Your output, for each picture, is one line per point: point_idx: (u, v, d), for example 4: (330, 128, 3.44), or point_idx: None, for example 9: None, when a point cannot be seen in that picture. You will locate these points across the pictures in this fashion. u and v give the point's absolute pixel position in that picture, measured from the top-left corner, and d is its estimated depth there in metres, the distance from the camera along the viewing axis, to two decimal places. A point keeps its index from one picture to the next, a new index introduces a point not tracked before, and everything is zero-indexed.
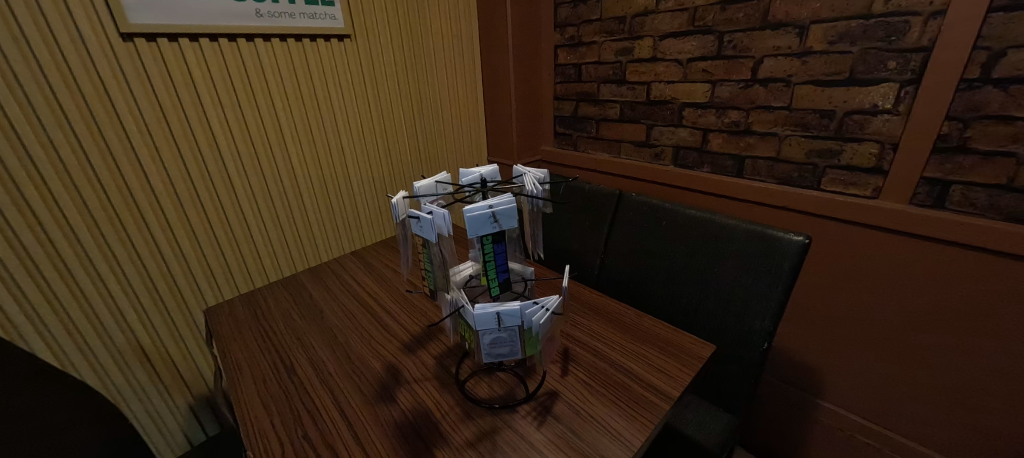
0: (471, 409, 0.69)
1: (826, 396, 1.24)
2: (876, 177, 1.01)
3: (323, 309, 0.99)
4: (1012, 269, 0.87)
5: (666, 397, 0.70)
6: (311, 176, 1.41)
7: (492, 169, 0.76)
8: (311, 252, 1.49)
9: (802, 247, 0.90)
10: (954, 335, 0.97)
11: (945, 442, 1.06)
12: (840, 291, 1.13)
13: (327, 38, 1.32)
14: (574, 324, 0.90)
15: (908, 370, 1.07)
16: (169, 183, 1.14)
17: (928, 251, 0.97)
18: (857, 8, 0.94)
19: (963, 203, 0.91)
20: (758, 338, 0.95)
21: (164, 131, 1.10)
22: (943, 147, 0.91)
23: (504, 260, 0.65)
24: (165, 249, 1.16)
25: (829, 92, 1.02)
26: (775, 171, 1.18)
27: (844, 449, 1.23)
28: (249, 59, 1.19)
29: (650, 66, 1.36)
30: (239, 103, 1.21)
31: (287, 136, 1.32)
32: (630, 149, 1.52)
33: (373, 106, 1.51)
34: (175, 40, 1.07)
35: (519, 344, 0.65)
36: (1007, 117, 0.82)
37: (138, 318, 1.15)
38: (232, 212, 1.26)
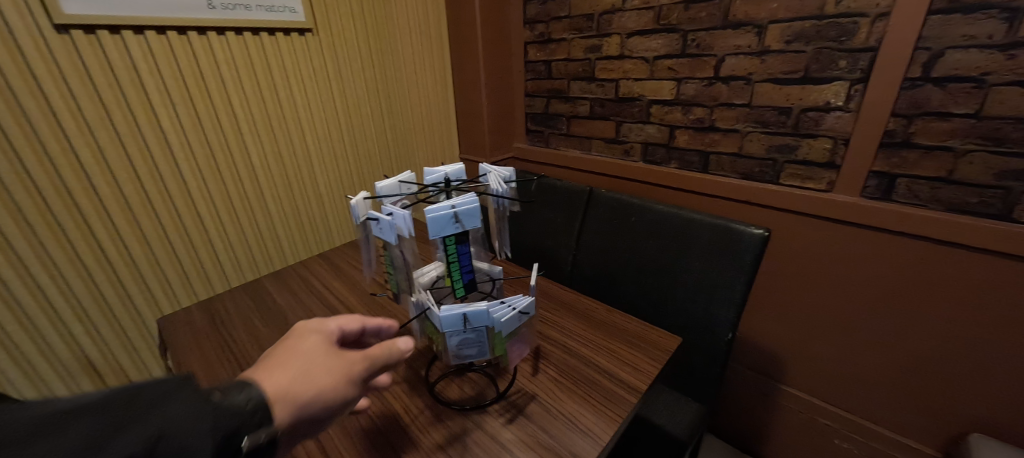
0: (441, 411, 0.68)
1: (788, 381, 1.30)
2: (830, 172, 1.06)
3: (287, 314, 0.95)
4: (952, 256, 0.93)
5: (634, 391, 0.71)
6: (273, 177, 1.36)
7: (457, 168, 0.76)
8: (276, 255, 1.43)
9: (763, 240, 0.94)
10: (903, 319, 1.04)
11: (896, 419, 1.12)
12: (800, 281, 1.18)
13: (286, 32, 1.27)
14: (545, 322, 0.90)
15: (863, 353, 1.12)
16: (116, 187, 1.07)
17: (879, 241, 1.02)
18: (811, 9, 0.98)
19: (907, 195, 0.97)
20: (724, 328, 0.98)
21: (108, 131, 1.03)
22: (890, 142, 0.96)
23: (469, 260, 0.64)
24: (113, 256, 1.09)
25: (786, 89, 1.06)
26: (737, 166, 1.22)
27: (806, 431, 1.30)
28: (202, 54, 1.13)
29: (618, 63, 1.37)
30: (192, 100, 1.14)
31: (246, 135, 1.27)
32: (600, 146, 1.53)
33: (338, 104, 1.47)
34: (117, 32, 1.00)
35: (487, 344, 0.66)
36: (945, 114, 0.88)
37: (85, 330, 1.08)
38: (188, 216, 1.20)
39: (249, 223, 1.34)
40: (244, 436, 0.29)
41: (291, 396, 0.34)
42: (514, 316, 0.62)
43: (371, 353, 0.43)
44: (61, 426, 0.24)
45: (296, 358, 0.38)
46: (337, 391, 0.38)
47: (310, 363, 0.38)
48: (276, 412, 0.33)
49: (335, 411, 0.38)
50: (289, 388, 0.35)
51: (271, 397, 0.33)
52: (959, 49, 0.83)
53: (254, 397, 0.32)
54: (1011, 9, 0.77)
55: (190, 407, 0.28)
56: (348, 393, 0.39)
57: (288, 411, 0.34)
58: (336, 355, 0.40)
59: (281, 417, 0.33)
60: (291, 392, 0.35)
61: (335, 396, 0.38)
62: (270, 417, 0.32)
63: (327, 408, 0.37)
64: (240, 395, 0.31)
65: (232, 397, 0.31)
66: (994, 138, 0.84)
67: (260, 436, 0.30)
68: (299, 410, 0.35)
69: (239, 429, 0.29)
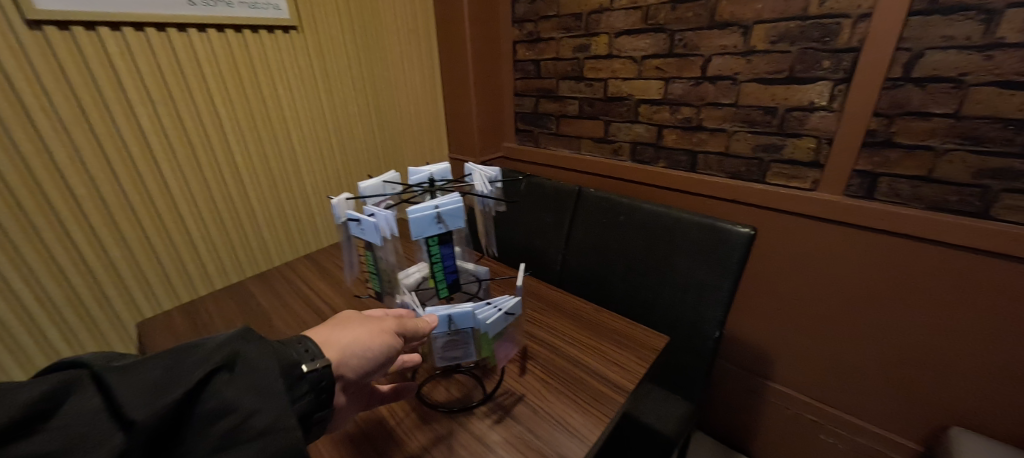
0: (428, 413, 0.67)
1: (775, 378, 1.31)
2: (814, 171, 1.07)
3: (271, 316, 0.94)
4: (933, 253, 0.95)
5: (622, 391, 0.71)
6: (258, 177, 1.34)
7: (443, 168, 0.75)
8: (261, 257, 1.41)
9: (749, 239, 0.94)
10: (886, 316, 1.05)
11: (880, 414, 1.14)
12: (786, 279, 1.19)
13: (270, 30, 1.25)
14: (534, 322, 0.89)
15: (847, 349, 1.14)
16: (92, 187, 1.04)
17: (862, 239, 1.03)
18: (795, 10, 0.99)
19: (889, 193, 0.98)
20: (712, 327, 0.98)
21: (83, 129, 1.00)
22: (873, 141, 0.97)
23: (453, 260, 0.64)
24: (90, 258, 1.06)
25: (771, 89, 1.07)
26: (724, 166, 1.22)
27: (793, 426, 1.31)
28: (181, 51, 1.10)
29: (607, 63, 1.38)
30: (172, 98, 1.12)
31: (229, 134, 1.24)
32: (590, 145, 1.54)
33: (325, 103, 1.45)
34: (92, 28, 0.97)
35: (473, 346, 0.65)
36: (926, 114, 0.89)
37: (61, 334, 1.05)
38: (169, 217, 1.17)
39: (233, 224, 1.31)
40: (301, 365, 0.42)
41: (337, 343, 0.49)
42: (498, 317, 0.62)
43: (402, 321, 0.56)
44: (181, 353, 0.38)
45: (341, 322, 0.53)
46: (374, 340, 0.51)
47: (351, 324, 0.53)
48: (326, 354, 0.47)
49: (374, 358, 0.51)
50: (334, 339, 0.49)
51: (322, 346, 0.48)
52: (938, 49, 0.85)
53: (310, 347, 0.45)
54: (988, 11, 0.78)
55: (260, 343, 0.41)
56: (384, 343, 0.52)
57: (335, 352, 0.48)
58: (371, 320, 0.54)
59: (330, 357, 0.47)
60: (336, 341, 0.49)
61: (372, 345, 0.51)
62: (321, 354, 0.45)
63: (364, 355, 0.50)
64: (298, 345, 0.45)
65: (292, 346, 0.45)
66: (972, 137, 0.86)
67: (316, 364, 0.43)
68: (345, 353, 0.49)
69: (296, 361, 0.43)
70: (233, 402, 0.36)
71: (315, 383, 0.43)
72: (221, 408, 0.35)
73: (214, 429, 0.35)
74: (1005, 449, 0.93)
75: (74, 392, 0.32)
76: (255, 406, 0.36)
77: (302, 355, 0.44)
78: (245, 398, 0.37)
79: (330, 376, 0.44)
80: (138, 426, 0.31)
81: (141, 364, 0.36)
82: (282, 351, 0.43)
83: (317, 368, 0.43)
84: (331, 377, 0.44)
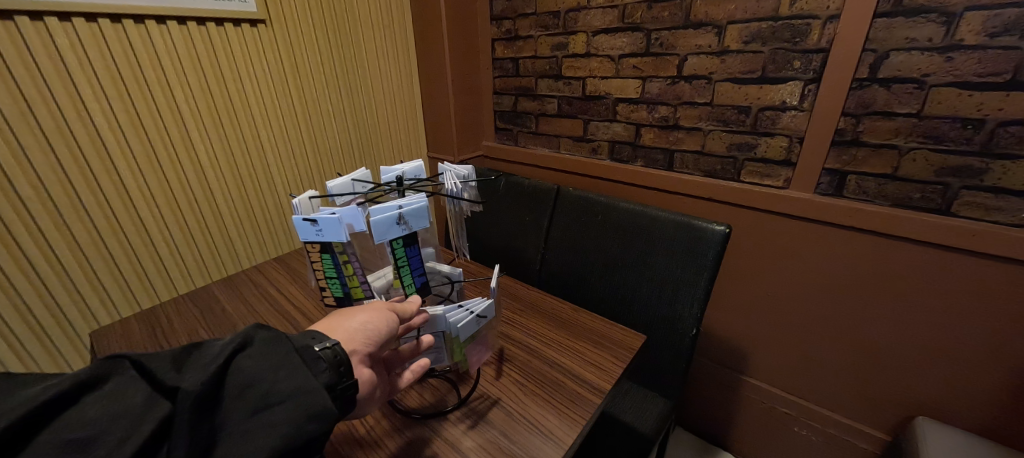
0: (399, 420, 0.65)
1: (750, 373, 1.33)
2: (786, 169, 1.09)
3: (236, 323, 0.90)
4: (898, 249, 0.98)
5: (598, 391, 0.70)
6: (225, 178, 1.28)
7: (415, 167, 0.73)
8: (228, 261, 1.35)
9: (724, 236, 0.95)
10: (854, 311, 1.08)
11: (849, 406, 1.17)
12: (760, 275, 1.21)
13: (236, 23, 1.20)
14: (510, 323, 0.88)
15: (818, 344, 1.17)
16: (41, 188, 0.97)
17: (832, 236, 1.06)
18: (767, 11, 1.00)
19: (857, 191, 1.01)
20: (688, 324, 0.99)
21: (30, 127, 0.94)
22: (841, 140, 1.00)
23: (419, 263, 0.63)
24: (39, 264, 1.00)
25: (744, 89, 1.09)
26: (700, 164, 1.24)
27: (767, 420, 1.34)
28: (139, 44, 1.04)
29: (584, 61, 1.37)
30: (129, 93, 1.06)
31: (192, 133, 1.18)
32: (569, 144, 1.53)
33: (296, 101, 1.40)
34: (39, 18, 0.91)
35: (445, 350, 0.65)
36: (890, 113, 0.92)
37: (7, 346, 0.98)
38: (128, 219, 1.12)
39: (198, 226, 1.26)
40: (313, 345, 0.45)
41: (341, 325, 0.50)
42: (470, 319, 0.61)
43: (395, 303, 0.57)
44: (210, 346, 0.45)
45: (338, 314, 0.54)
46: (375, 317, 0.52)
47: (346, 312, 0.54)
48: (332, 336, 0.48)
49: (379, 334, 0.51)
50: (337, 323, 0.51)
51: (327, 332, 0.49)
52: (902, 51, 0.87)
53: (318, 334, 0.47)
54: (948, 14, 0.81)
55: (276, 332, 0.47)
56: (386, 316, 0.53)
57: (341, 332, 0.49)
58: (367, 305, 0.55)
59: (337, 338, 0.48)
60: (340, 324, 0.50)
61: (375, 321, 0.52)
62: (327, 337, 0.47)
63: (366, 330, 0.50)
64: (308, 333, 0.48)
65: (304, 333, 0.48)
66: (933, 136, 0.89)
67: (326, 343, 0.45)
68: (351, 331, 0.50)
69: (309, 343, 0.46)
70: (258, 375, 0.42)
71: (330, 358, 0.44)
72: (248, 381, 0.41)
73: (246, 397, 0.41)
74: (967, 437, 0.96)
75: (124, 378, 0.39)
76: (278, 378, 0.42)
77: (312, 338, 0.47)
78: (268, 372, 0.42)
79: (344, 351, 0.45)
80: (181, 394, 0.37)
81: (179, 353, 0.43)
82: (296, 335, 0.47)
83: (328, 347, 0.45)
84: (345, 355, 0.45)
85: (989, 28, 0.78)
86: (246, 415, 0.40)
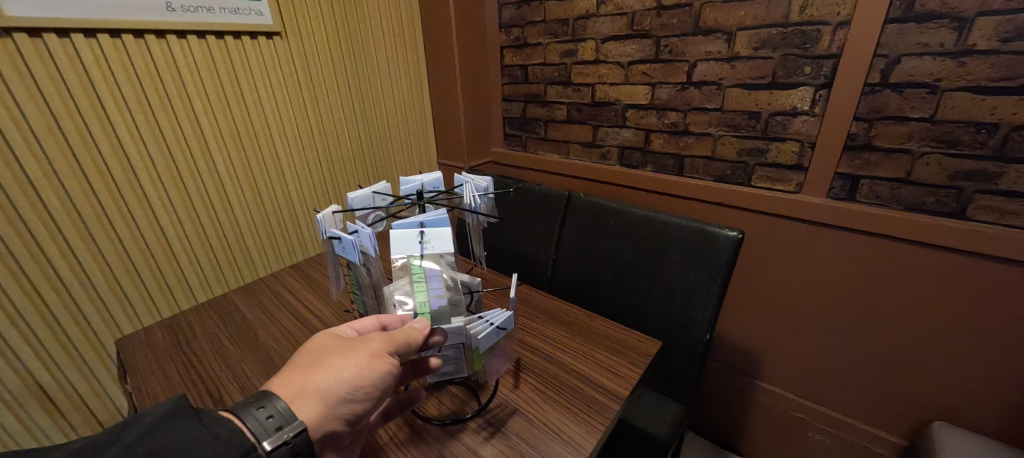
0: (421, 427, 0.67)
1: (763, 377, 1.33)
2: (797, 174, 1.09)
3: (257, 330, 0.91)
4: (912, 253, 0.98)
5: (616, 397, 0.71)
6: (242, 187, 1.31)
7: (433, 178, 0.76)
8: (246, 268, 1.38)
9: (736, 242, 0.95)
10: (868, 316, 1.08)
11: (864, 411, 1.17)
12: (772, 280, 1.22)
13: (253, 36, 1.23)
14: (528, 330, 0.89)
15: (833, 348, 1.16)
16: (67, 199, 1.00)
17: (844, 240, 1.06)
18: (776, 17, 1.01)
19: (869, 195, 1.01)
20: (702, 329, 0.99)
21: (57, 139, 0.97)
22: (853, 145, 1.00)
23: (439, 282, 0.62)
24: (65, 273, 1.02)
25: (755, 95, 1.09)
26: (710, 169, 1.24)
27: (781, 425, 1.33)
28: (160, 58, 1.07)
29: (593, 68, 1.38)
30: (151, 106, 1.09)
31: (211, 142, 1.21)
32: (578, 150, 1.54)
33: (310, 110, 1.42)
34: (66, 35, 0.94)
35: (464, 361, 0.67)
36: (903, 118, 0.92)
37: (34, 354, 1.01)
38: (148, 229, 1.14)
39: (216, 235, 1.28)
40: (264, 443, 0.40)
41: (317, 391, 0.47)
42: (490, 331, 0.62)
43: (393, 334, 0.54)
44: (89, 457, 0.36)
45: (310, 362, 0.50)
46: (362, 376, 0.49)
47: (331, 357, 0.50)
48: (300, 413, 0.45)
49: (363, 398, 0.49)
50: (313, 386, 0.47)
51: (294, 402, 0.46)
52: (914, 56, 0.87)
53: (277, 410, 0.43)
54: (960, 19, 0.81)
55: (188, 431, 0.40)
56: (373, 372, 0.50)
57: (319, 401, 0.47)
58: (352, 350, 0.51)
59: (310, 412, 0.46)
60: (316, 388, 0.47)
61: (363, 379, 0.49)
62: (290, 419, 0.43)
63: (351, 399, 0.49)
64: (260, 413, 0.42)
65: (254, 414, 0.42)
66: (946, 141, 0.89)
67: (285, 439, 0.41)
68: (330, 400, 0.47)
69: (255, 442, 0.40)
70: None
71: None
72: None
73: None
74: (984, 441, 0.95)
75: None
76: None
77: (266, 427, 0.41)
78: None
79: (306, 444, 0.42)
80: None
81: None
82: (225, 434, 0.41)
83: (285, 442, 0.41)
84: (306, 444, 0.42)
85: (1002, 33, 0.78)
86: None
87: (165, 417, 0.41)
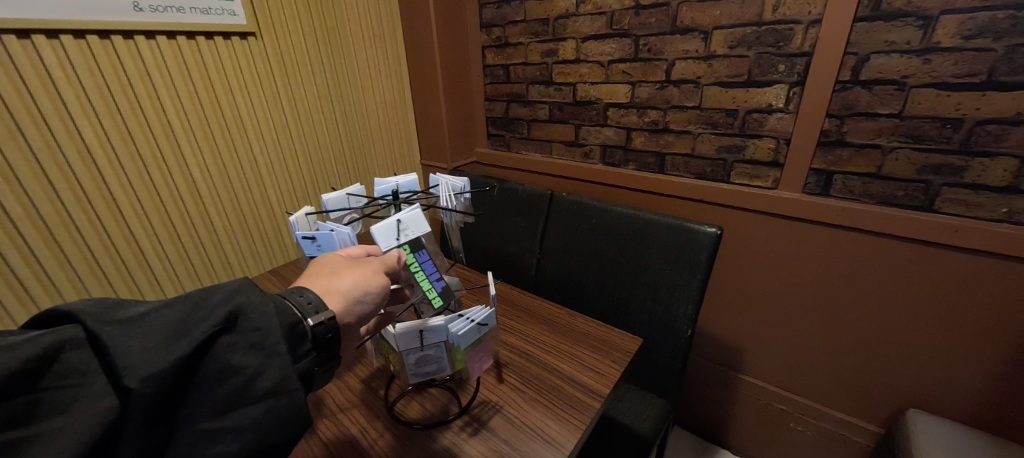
0: (401, 430, 0.66)
1: (745, 370, 1.35)
2: (773, 170, 1.11)
3: None
4: (884, 245, 1.00)
5: (596, 395, 0.71)
6: (217, 189, 1.28)
7: (409, 179, 0.76)
8: (223, 272, 1.34)
9: (716, 238, 0.96)
10: (844, 307, 1.10)
11: (842, 400, 1.19)
12: (753, 274, 1.23)
13: (226, 36, 1.20)
14: (509, 330, 0.89)
15: (811, 340, 1.19)
16: (29, 205, 0.96)
17: (820, 234, 1.08)
18: (750, 16, 1.02)
19: (843, 189, 1.03)
20: (684, 325, 1.00)
21: (19, 145, 0.93)
22: (826, 141, 1.02)
23: (433, 268, 0.66)
24: (28, 280, 0.98)
25: (731, 93, 1.11)
26: (690, 166, 1.25)
27: (763, 417, 1.36)
28: (127, 59, 1.04)
29: (574, 67, 1.39)
30: (119, 108, 1.06)
31: (183, 144, 1.18)
32: (561, 149, 1.55)
33: (288, 113, 1.40)
34: (26, 36, 0.90)
35: (447, 360, 0.68)
36: (872, 114, 0.94)
37: None
38: (118, 233, 1.11)
39: (191, 238, 1.25)
40: (307, 320, 0.46)
41: (336, 289, 0.52)
42: (470, 327, 0.62)
43: (385, 259, 0.60)
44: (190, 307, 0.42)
45: (334, 270, 0.55)
46: (371, 282, 0.54)
47: (343, 270, 0.55)
48: (329, 305, 0.50)
49: (372, 301, 0.54)
50: (332, 287, 0.52)
51: (321, 296, 0.50)
52: (882, 53, 0.89)
53: (313, 299, 0.48)
54: (925, 17, 0.83)
55: (264, 300, 0.44)
56: (382, 281, 0.55)
57: (339, 299, 0.51)
58: (357, 267, 0.56)
59: (334, 304, 0.50)
60: (337, 289, 0.52)
61: (370, 288, 0.54)
62: (324, 306, 0.48)
63: (362, 300, 0.53)
64: (300, 297, 0.48)
65: (293, 298, 0.48)
66: (915, 136, 0.91)
67: (322, 318, 0.46)
68: (348, 299, 0.52)
69: (301, 318, 0.46)
70: (235, 364, 0.40)
71: (322, 335, 0.46)
72: (223, 370, 0.40)
73: (219, 389, 0.40)
74: (956, 427, 0.98)
75: (78, 344, 0.36)
76: (262, 351, 0.42)
77: (306, 309, 0.47)
78: (248, 359, 0.41)
79: (336, 329, 0.48)
80: (137, 395, 0.35)
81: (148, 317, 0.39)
82: (285, 307, 0.46)
83: (322, 322, 0.46)
84: (337, 327, 0.48)
85: (964, 31, 0.81)
86: (216, 411, 0.39)
87: (243, 285, 0.46)
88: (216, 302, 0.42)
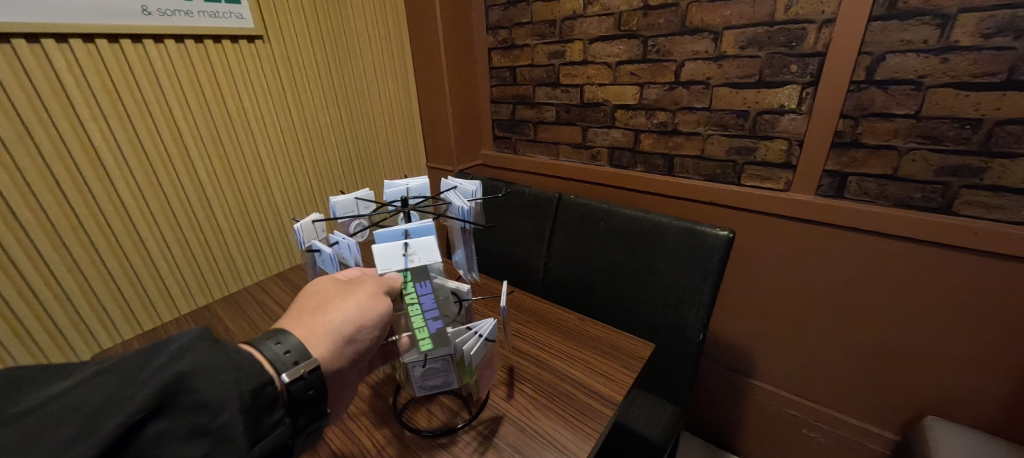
0: (410, 439, 0.65)
1: (756, 376, 1.33)
2: (786, 172, 1.09)
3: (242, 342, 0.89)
4: (900, 249, 0.98)
5: (609, 402, 0.69)
6: (225, 194, 1.28)
7: (420, 183, 0.77)
8: (230, 277, 1.35)
9: (727, 241, 0.95)
10: (859, 311, 1.08)
11: (856, 407, 1.17)
12: (763, 278, 1.22)
13: (234, 40, 1.20)
14: (519, 335, 0.88)
15: (824, 345, 1.17)
16: (39, 208, 0.96)
17: (833, 237, 1.06)
18: (761, 16, 1.01)
19: (857, 192, 1.01)
20: (695, 330, 0.99)
21: (28, 150, 0.93)
22: (840, 143, 1.00)
23: (434, 303, 0.59)
24: (36, 285, 0.98)
25: (742, 93, 1.09)
26: (700, 169, 1.24)
27: (775, 423, 1.33)
28: (134, 63, 1.04)
29: (582, 69, 1.38)
30: (126, 114, 1.05)
31: (191, 150, 1.18)
32: (568, 151, 1.53)
33: (295, 117, 1.40)
34: (36, 40, 0.91)
35: (453, 373, 0.67)
36: (889, 115, 0.92)
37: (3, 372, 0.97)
38: (126, 239, 1.11)
39: (199, 244, 1.25)
40: (282, 376, 0.42)
41: (324, 332, 0.49)
42: (480, 344, 0.61)
43: (383, 278, 0.58)
44: (121, 380, 0.37)
45: (320, 304, 0.52)
46: (365, 316, 0.52)
47: (331, 303, 0.52)
48: (312, 351, 0.47)
49: (366, 338, 0.52)
50: (321, 327, 0.49)
51: (304, 341, 0.47)
52: (898, 53, 0.88)
53: (292, 347, 0.45)
54: (942, 16, 0.82)
55: (211, 364, 0.40)
56: (376, 311, 0.52)
57: (327, 342, 0.48)
58: (349, 294, 0.53)
59: (321, 351, 0.48)
60: (326, 329, 0.49)
61: (366, 319, 0.52)
62: (304, 355, 0.45)
63: (356, 339, 0.51)
64: (277, 347, 0.44)
65: (271, 347, 0.44)
66: (932, 137, 0.89)
67: (300, 374, 0.43)
68: (337, 340, 0.49)
69: (273, 376, 0.43)
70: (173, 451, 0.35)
71: (301, 392, 0.43)
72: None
73: None
74: (976, 435, 0.95)
75: None
76: (208, 431, 0.37)
77: (283, 361, 0.43)
78: (191, 442, 0.36)
79: (320, 379, 0.45)
80: None
81: (67, 398, 0.35)
82: (246, 366, 0.42)
83: (301, 377, 0.43)
84: (320, 381, 0.45)
85: (984, 30, 0.79)
86: None
87: (190, 344, 0.41)
88: (152, 372, 0.38)
